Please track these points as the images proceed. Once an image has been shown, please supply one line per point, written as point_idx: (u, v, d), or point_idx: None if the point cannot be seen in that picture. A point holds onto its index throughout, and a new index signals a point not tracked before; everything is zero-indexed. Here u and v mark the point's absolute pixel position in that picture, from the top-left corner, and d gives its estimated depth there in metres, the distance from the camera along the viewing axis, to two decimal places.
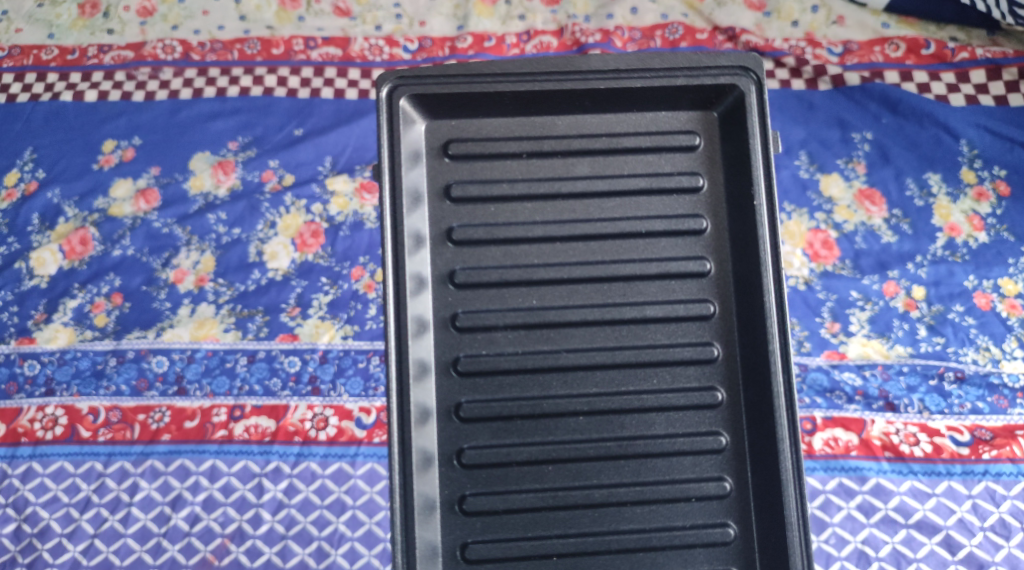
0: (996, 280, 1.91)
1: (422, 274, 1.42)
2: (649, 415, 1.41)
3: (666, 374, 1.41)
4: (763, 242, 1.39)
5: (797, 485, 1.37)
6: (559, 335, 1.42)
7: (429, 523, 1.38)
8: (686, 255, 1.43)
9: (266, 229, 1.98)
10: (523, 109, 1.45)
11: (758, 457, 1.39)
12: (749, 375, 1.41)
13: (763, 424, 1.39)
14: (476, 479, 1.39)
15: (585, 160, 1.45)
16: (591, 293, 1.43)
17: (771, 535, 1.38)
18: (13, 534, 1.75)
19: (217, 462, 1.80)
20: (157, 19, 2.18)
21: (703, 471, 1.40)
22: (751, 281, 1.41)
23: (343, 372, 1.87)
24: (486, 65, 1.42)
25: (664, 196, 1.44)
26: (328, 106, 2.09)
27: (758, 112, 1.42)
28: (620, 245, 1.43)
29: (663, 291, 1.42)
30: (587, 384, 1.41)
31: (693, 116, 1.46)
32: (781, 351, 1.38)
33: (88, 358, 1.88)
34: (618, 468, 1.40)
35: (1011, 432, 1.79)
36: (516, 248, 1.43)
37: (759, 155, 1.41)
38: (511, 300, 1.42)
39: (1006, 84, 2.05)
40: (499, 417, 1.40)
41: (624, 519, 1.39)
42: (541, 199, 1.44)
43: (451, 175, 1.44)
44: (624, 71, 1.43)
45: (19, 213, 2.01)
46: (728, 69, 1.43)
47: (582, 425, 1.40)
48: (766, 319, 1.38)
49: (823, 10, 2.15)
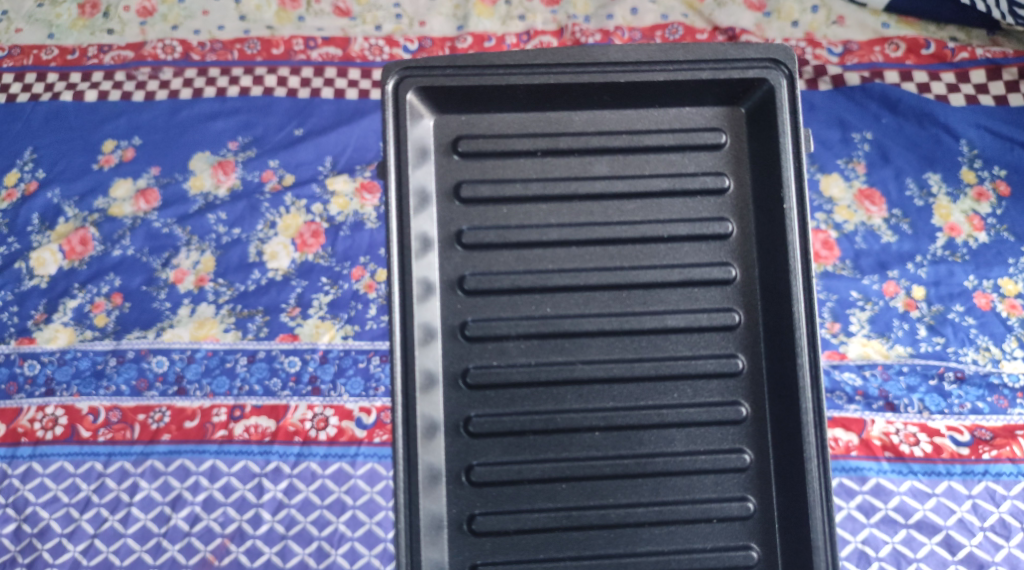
0: (996, 280, 1.91)
1: (429, 279, 1.42)
2: (669, 431, 1.40)
3: (687, 387, 1.41)
4: (793, 248, 1.39)
5: (824, 506, 1.37)
6: (574, 346, 1.42)
7: (436, 544, 1.38)
8: (709, 261, 1.43)
9: (266, 229, 1.98)
10: (536, 104, 1.45)
11: (783, 476, 1.39)
12: (774, 389, 1.41)
13: (790, 442, 1.39)
14: (486, 498, 1.39)
15: (603, 158, 1.45)
16: (609, 301, 1.42)
17: (798, 557, 1.38)
18: (13, 534, 1.75)
19: (217, 462, 1.80)
20: (157, 18, 2.18)
21: (725, 490, 1.40)
22: (778, 289, 1.40)
23: (343, 372, 1.87)
24: (500, 57, 1.42)
25: (686, 198, 1.44)
26: (329, 106, 2.09)
27: (789, 108, 1.42)
28: (641, 249, 1.43)
29: (686, 299, 1.42)
30: (603, 397, 1.41)
31: (718, 112, 1.46)
32: (809, 364, 1.38)
33: (88, 358, 1.88)
34: (636, 487, 1.40)
35: (1010, 432, 1.79)
36: (529, 252, 1.43)
37: (789, 152, 1.40)
38: (524, 307, 1.42)
39: (1006, 84, 2.05)
40: (511, 432, 1.40)
41: (641, 541, 1.39)
42: (556, 199, 1.44)
43: (461, 174, 1.44)
44: (644, 63, 1.42)
45: (19, 213, 2.01)
46: (758, 62, 1.42)
47: (599, 441, 1.40)
48: (794, 331, 1.39)
49: (823, 10, 2.15)
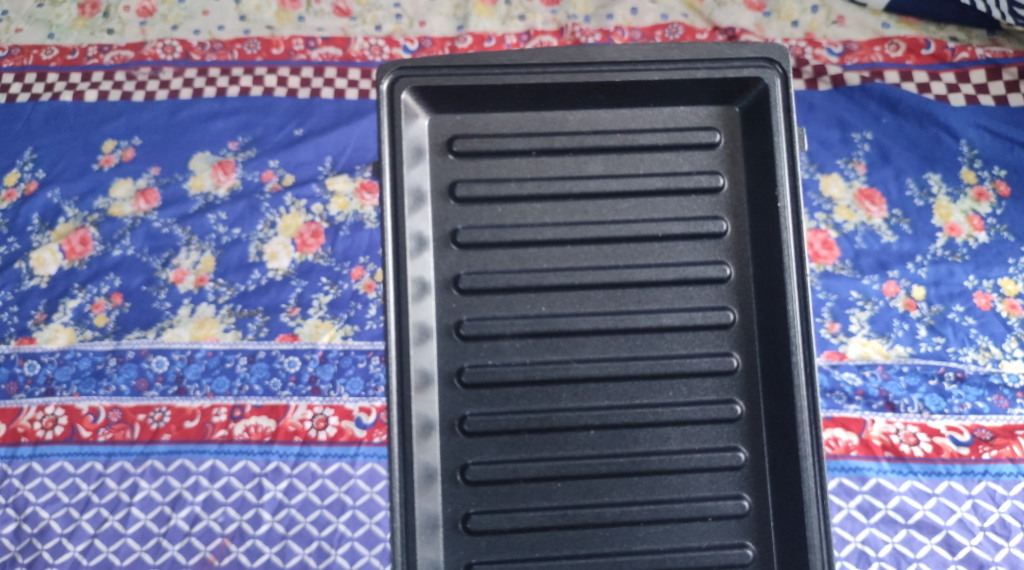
0: (996, 280, 1.91)
1: (425, 278, 1.41)
2: (664, 430, 1.40)
3: (682, 386, 1.41)
4: (788, 247, 1.39)
5: (820, 505, 1.37)
6: (569, 345, 1.42)
7: (431, 543, 1.38)
8: (704, 260, 1.43)
9: (266, 228, 1.98)
10: (532, 104, 1.45)
11: (779, 474, 1.39)
12: (769, 387, 1.41)
13: (785, 440, 1.39)
14: (480, 497, 1.39)
15: (599, 157, 1.45)
16: (604, 300, 1.42)
17: (794, 555, 1.38)
18: (13, 534, 1.75)
19: (217, 462, 1.80)
20: (157, 19, 2.18)
21: (721, 489, 1.40)
22: (773, 287, 1.40)
23: (343, 372, 1.87)
24: (496, 57, 1.42)
25: (682, 197, 1.44)
26: (328, 106, 2.09)
27: (784, 107, 1.42)
28: (636, 248, 1.43)
29: (681, 297, 1.42)
30: (598, 396, 1.41)
31: (713, 111, 1.45)
32: (804, 363, 1.38)
33: (88, 358, 1.88)
34: (631, 486, 1.40)
35: (1011, 432, 1.79)
36: (523, 251, 1.43)
37: (783, 151, 1.40)
38: (519, 307, 1.42)
39: (1006, 84, 2.05)
40: (506, 431, 1.40)
41: (637, 540, 1.39)
42: (551, 198, 1.44)
43: (456, 173, 1.44)
44: (641, 63, 1.42)
45: (19, 213, 2.01)
46: (753, 61, 1.42)
47: (594, 440, 1.40)
48: (789, 329, 1.38)
49: (823, 10, 2.15)
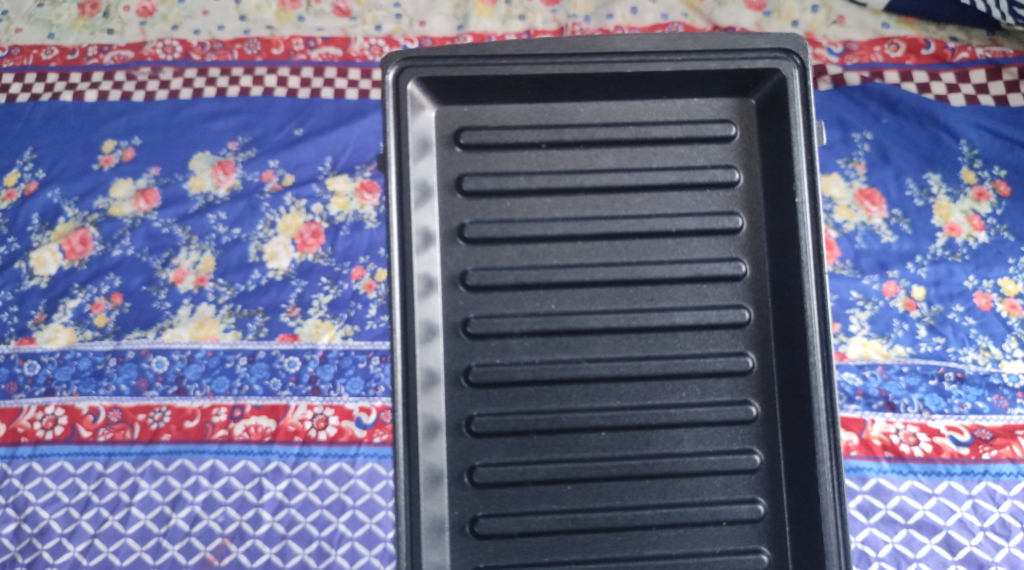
0: (996, 280, 1.91)
1: (430, 275, 1.41)
2: (677, 431, 1.40)
3: (696, 386, 1.41)
4: (806, 245, 1.39)
5: (837, 510, 1.37)
6: (580, 345, 1.42)
7: (437, 546, 1.38)
8: (718, 256, 1.43)
9: (266, 229, 1.98)
10: (539, 97, 1.45)
11: (795, 477, 1.39)
12: (785, 388, 1.41)
13: (802, 443, 1.39)
14: (489, 499, 1.39)
15: (610, 150, 1.45)
16: (616, 298, 1.42)
17: (810, 560, 1.38)
18: (13, 534, 1.75)
19: (217, 462, 1.80)
20: (157, 18, 2.18)
21: (735, 492, 1.40)
22: (788, 286, 1.40)
23: (343, 372, 1.87)
24: (504, 47, 1.42)
25: (696, 191, 1.44)
26: (328, 106, 2.09)
27: (801, 100, 1.42)
28: (648, 244, 1.43)
29: (694, 296, 1.42)
30: (610, 396, 1.41)
31: (728, 103, 1.46)
32: (822, 363, 1.38)
33: (88, 358, 1.88)
34: (643, 489, 1.39)
35: (1010, 432, 1.79)
36: (534, 246, 1.43)
37: (801, 146, 1.40)
38: (528, 304, 1.42)
39: (1006, 84, 2.05)
40: (514, 432, 1.40)
41: (649, 544, 1.39)
42: (562, 192, 1.44)
43: (463, 166, 1.44)
44: (651, 54, 1.42)
45: (19, 213, 2.01)
46: (768, 52, 1.42)
47: (605, 442, 1.40)
48: (807, 329, 1.38)
49: (824, 10, 2.15)
